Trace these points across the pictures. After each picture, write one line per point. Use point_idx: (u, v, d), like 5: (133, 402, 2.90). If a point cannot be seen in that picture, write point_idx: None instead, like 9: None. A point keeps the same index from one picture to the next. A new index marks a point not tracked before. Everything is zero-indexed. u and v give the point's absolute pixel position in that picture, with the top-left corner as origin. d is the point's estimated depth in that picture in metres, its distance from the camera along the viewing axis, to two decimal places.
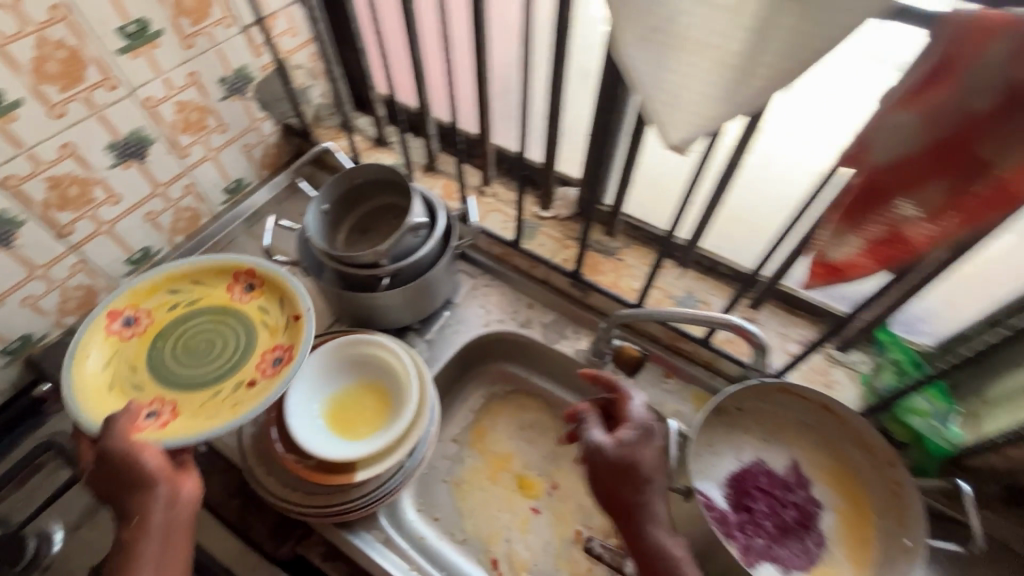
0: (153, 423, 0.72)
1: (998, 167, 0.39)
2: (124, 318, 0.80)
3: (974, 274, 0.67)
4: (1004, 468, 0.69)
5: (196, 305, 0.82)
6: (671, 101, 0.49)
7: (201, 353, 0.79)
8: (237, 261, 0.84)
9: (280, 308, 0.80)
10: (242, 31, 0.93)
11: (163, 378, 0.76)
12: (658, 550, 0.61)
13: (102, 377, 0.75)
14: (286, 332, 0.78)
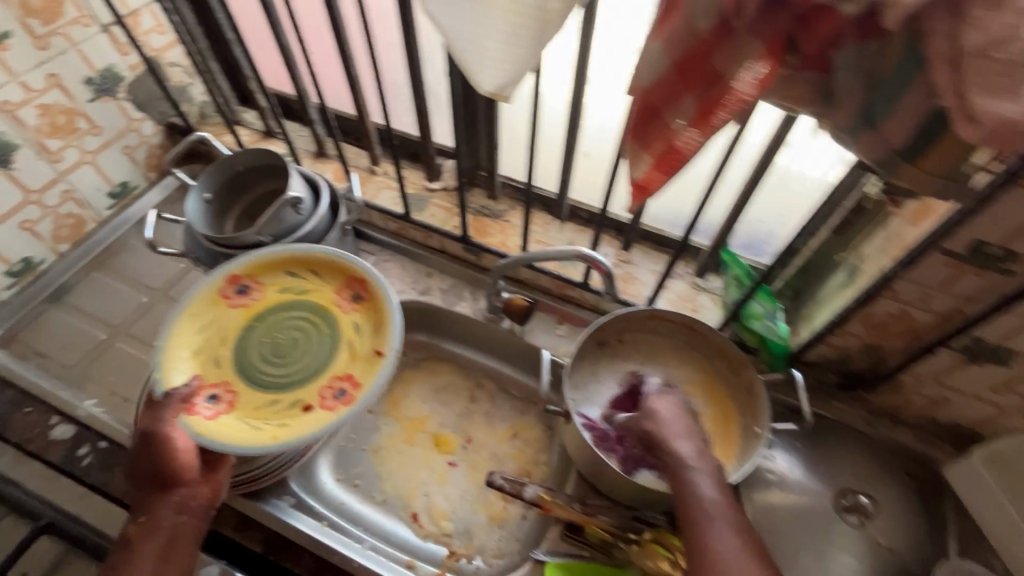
0: (209, 410, 0.76)
1: (731, 80, 0.47)
2: (238, 287, 0.84)
3: (783, 192, 0.80)
4: (834, 355, 0.81)
5: (305, 296, 0.85)
6: (477, 51, 0.55)
7: (284, 350, 0.82)
8: (347, 266, 0.85)
9: (374, 336, 0.82)
10: (102, 30, 0.92)
11: (237, 365, 0.81)
12: (686, 479, 0.63)
13: (190, 335, 0.81)
14: (362, 366, 0.80)
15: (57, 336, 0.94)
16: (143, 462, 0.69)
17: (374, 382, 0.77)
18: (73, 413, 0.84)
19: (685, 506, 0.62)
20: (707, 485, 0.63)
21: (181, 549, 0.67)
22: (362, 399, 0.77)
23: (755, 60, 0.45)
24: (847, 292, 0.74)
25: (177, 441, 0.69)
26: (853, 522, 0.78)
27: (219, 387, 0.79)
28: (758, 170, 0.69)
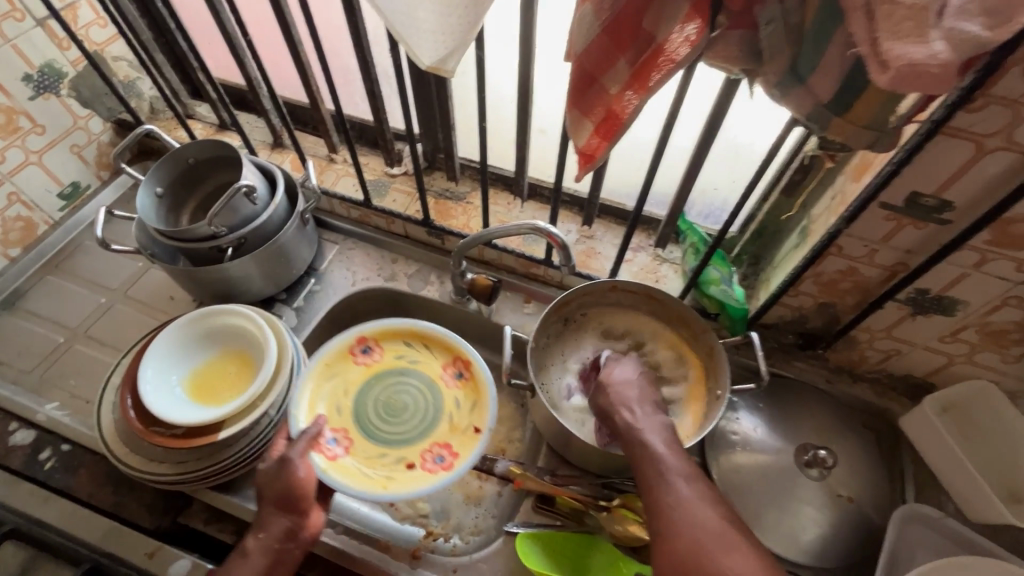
0: (332, 450, 0.80)
1: (661, 39, 0.47)
2: (364, 347, 0.89)
3: (736, 161, 0.81)
4: (790, 316, 0.83)
5: (416, 368, 0.88)
6: (413, 25, 0.54)
7: (393, 412, 0.85)
8: (461, 347, 0.88)
9: (471, 415, 0.84)
10: (38, 24, 0.89)
11: (344, 417, 0.84)
12: (641, 443, 0.62)
13: (325, 386, 0.85)
14: (462, 437, 0.83)
15: (12, 342, 0.92)
16: (274, 483, 0.67)
17: (469, 455, 0.80)
18: (33, 417, 0.82)
19: (646, 474, 0.60)
20: (668, 451, 0.61)
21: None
22: (462, 467, 0.79)
23: (682, 19, 0.46)
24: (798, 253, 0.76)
25: (301, 467, 0.68)
26: (814, 475, 0.80)
27: (402, 432, 0.84)
28: (707, 137, 0.70)
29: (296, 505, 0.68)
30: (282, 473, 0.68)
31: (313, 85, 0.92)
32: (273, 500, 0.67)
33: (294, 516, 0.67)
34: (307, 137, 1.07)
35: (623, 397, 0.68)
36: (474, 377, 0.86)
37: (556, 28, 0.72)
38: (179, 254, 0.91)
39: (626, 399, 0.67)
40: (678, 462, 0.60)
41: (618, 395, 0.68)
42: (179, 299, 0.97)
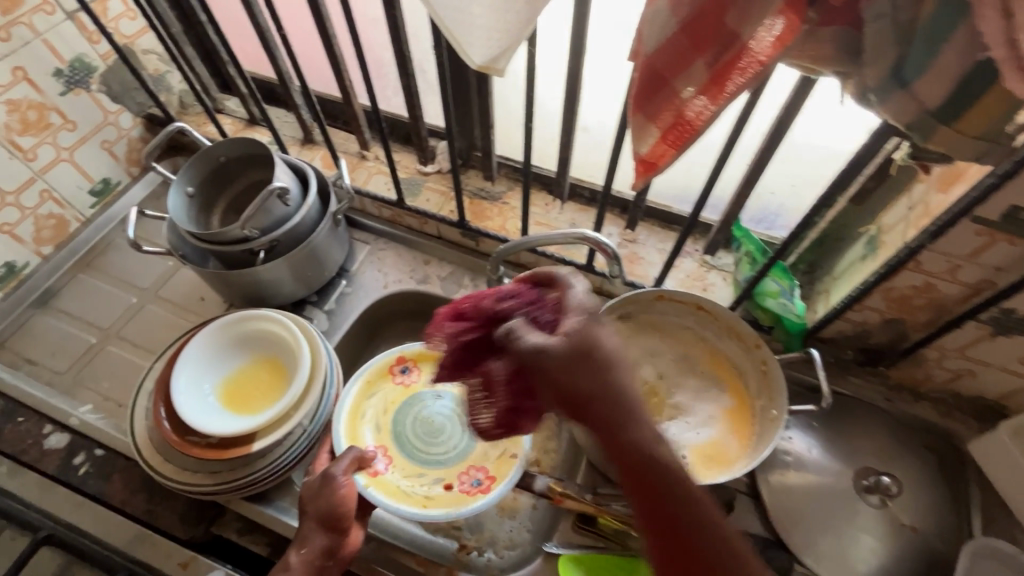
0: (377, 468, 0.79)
1: (745, 39, 0.42)
2: (403, 367, 0.86)
3: (799, 163, 0.75)
4: (851, 331, 0.77)
5: (453, 392, 0.86)
6: (465, 22, 0.50)
7: (433, 433, 0.83)
8: None
9: (509, 442, 0.80)
10: (68, 17, 0.87)
11: (384, 436, 0.82)
12: (654, 462, 0.40)
13: (364, 402, 0.83)
14: (497, 463, 0.79)
15: (46, 342, 0.91)
16: (316, 500, 0.67)
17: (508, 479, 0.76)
18: (67, 421, 0.81)
19: (663, 514, 0.40)
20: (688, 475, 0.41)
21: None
22: (501, 491, 0.75)
23: (771, 16, 0.41)
24: (867, 265, 0.70)
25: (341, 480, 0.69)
26: (875, 502, 0.75)
27: (443, 454, 0.81)
28: (773, 138, 0.64)
29: (338, 524, 0.67)
30: (325, 490, 0.68)
31: (346, 80, 0.89)
32: (317, 516, 0.67)
33: (335, 534, 0.66)
34: (338, 133, 1.04)
35: (623, 383, 0.41)
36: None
37: (609, 20, 0.67)
38: (209, 256, 0.89)
39: (628, 390, 0.41)
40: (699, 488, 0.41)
41: (615, 384, 0.40)
42: (209, 300, 0.95)
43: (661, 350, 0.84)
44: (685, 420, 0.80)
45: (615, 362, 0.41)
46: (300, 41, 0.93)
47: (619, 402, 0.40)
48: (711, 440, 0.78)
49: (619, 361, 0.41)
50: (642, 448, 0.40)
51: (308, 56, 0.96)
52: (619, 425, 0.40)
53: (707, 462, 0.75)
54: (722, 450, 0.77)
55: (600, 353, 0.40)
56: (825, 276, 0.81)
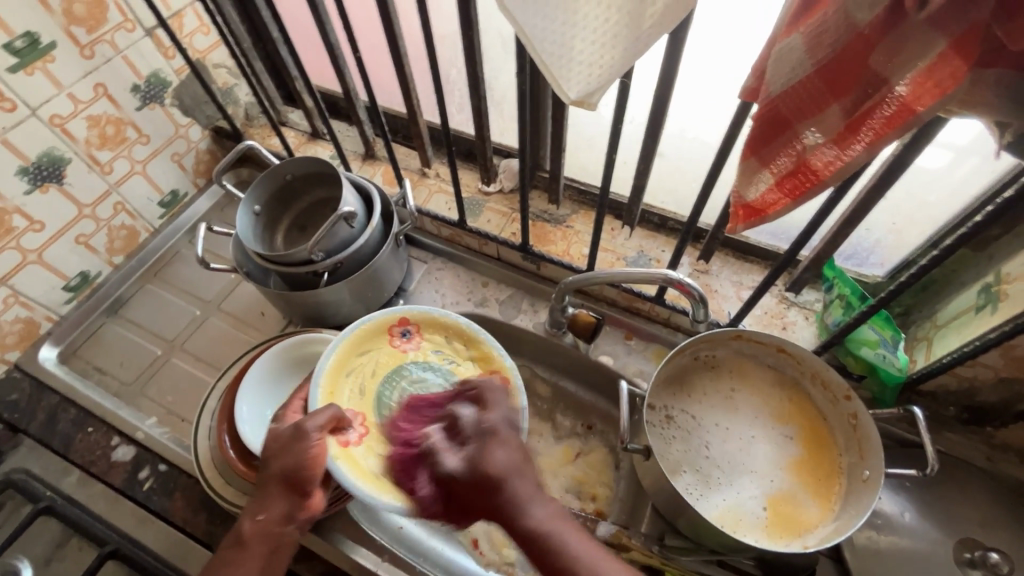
0: (352, 437, 0.71)
1: (893, 85, 0.38)
2: (404, 330, 0.81)
3: (903, 198, 0.70)
4: (956, 386, 0.70)
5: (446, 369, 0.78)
6: (564, 54, 0.46)
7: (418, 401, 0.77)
8: (498, 357, 0.78)
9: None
10: (147, 34, 0.88)
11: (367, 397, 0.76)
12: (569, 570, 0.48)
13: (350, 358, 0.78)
14: None
15: (114, 352, 0.93)
16: (285, 454, 0.60)
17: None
18: (134, 434, 0.82)
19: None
20: (579, 546, 0.49)
21: (283, 557, 0.58)
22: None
23: (928, 59, 0.35)
24: (982, 319, 0.63)
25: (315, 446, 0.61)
26: None
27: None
28: (887, 176, 0.58)
29: (301, 487, 0.60)
30: (294, 446, 0.61)
31: (415, 100, 0.87)
32: (278, 476, 0.59)
33: (295, 498, 0.59)
34: (400, 149, 1.02)
35: (518, 491, 0.51)
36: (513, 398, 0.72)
37: (708, 43, 0.63)
38: (271, 273, 0.89)
39: (523, 495, 0.50)
40: (595, 555, 0.49)
41: (509, 484, 0.50)
42: (270, 316, 0.95)
43: (758, 395, 0.78)
44: (760, 465, 0.73)
45: (509, 470, 0.51)
46: (368, 58, 0.92)
47: (513, 506, 0.50)
48: (794, 500, 0.71)
49: (515, 468, 0.52)
50: (535, 533, 0.49)
51: (375, 73, 0.94)
52: (520, 522, 0.50)
53: (779, 521, 0.69)
54: (807, 511, 0.70)
55: (494, 457, 0.51)
56: (925, 321, 0.74)
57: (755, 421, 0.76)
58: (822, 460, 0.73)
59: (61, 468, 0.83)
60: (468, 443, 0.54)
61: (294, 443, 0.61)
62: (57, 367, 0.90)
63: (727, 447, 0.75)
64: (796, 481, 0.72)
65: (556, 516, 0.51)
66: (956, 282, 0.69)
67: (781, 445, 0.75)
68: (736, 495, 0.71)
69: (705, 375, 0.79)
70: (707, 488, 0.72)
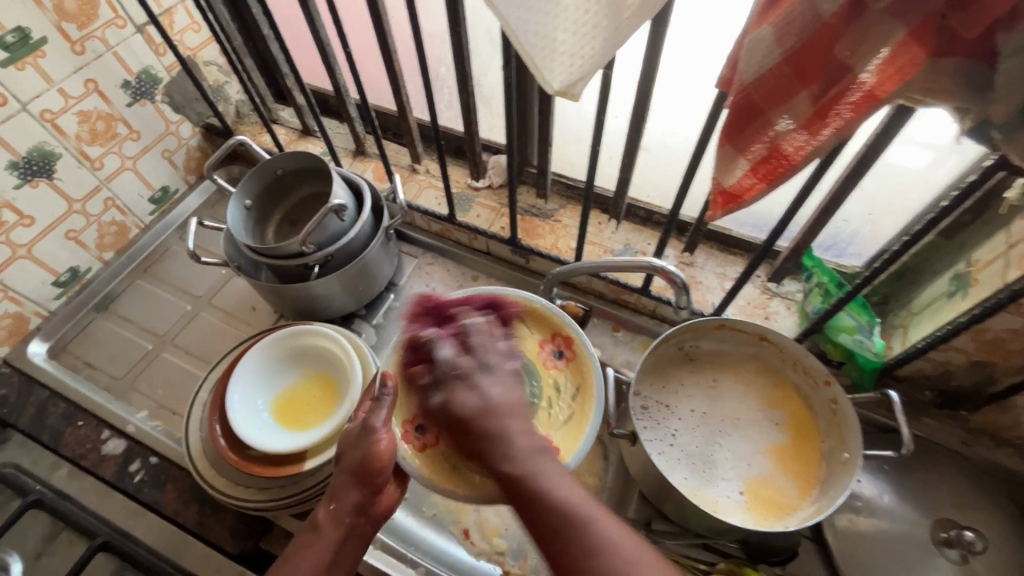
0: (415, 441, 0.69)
1: (857, 73, 0.40)
2: None
3: (876, 188, 0.72)
4: (931, 370, 0.72)
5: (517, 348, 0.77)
6: (546, 46, 0.48)
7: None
8: (565, 322, 0.77)
9: (575, 403, 0.74)
10: (137, 31, 0.88)
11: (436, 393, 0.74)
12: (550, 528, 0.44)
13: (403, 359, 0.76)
14: (565, 427, 0.72)
15: (104, 347, 0.93)
16: (353, 450, 0.58)
17: (578, 446, 0.70)
18: (124, 428, 0.83)
19: (537, 520, 0.45)
20: (555, 482, 0.46)
21: (351, 552, 0.55)
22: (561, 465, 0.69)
23: (888, 48, 0.38)
24: (953, 304, 0.65)
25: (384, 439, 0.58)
26: (953, 557, 0.69)
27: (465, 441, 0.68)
28: (860, 165, 0.60)
29: (373, 480, 0.57)
30: (363, 441, 0.58)
31: (404, 96, 0.88)
32: (351, 470, 0.57)
33: (370, 491, 0.57)
34: (390, 145, 1.04)
35: (486, 439, 0.49)
36: (578, 356, 0.75)
37: (688, 38, 0.65)
38: (261, 266, 0.89)
39: (501, 430, 0.49)
40: (574, 493, 0.46)
41: (483, 426, 0.49)
42: (261, 310, 0.96)
43: (745, 391, 0.80)
44: (741, 450, 0.75)
45: (473, 413, 0.49)
46: (358, 54, 0.93)
47: (491, 443, 0.49)
48: (763, 493, 0.72)
49: (481, 409, 0.49)
50: (523, 477, 0.47)
51: (364, 69, 0.95)
52: (498, 465, 0.48)
53: (759, 507, 0.71)
54: (777, 502, 0.71)
55: (460, 402, 0.50)
56: (901, 308, 0.76)
57: (738, 417, 0.78)
58: (795, 458, 0.74)
59: (52, 462, 0.83)
60: (444, 385, 0.52)
61: (364, 436, 0.58)
62: (46, 362, 0.90)
63: (704, 437, 0.76)
64: (769, 477, 0.73)
65: (535, 453, 0.49)
66: (929, 270, 0.71)
67: (759, 445, 0.76)
68: (704, 479, 0.73)
69: (700, 365, 0.81)
70: (688, 472, 0.74)
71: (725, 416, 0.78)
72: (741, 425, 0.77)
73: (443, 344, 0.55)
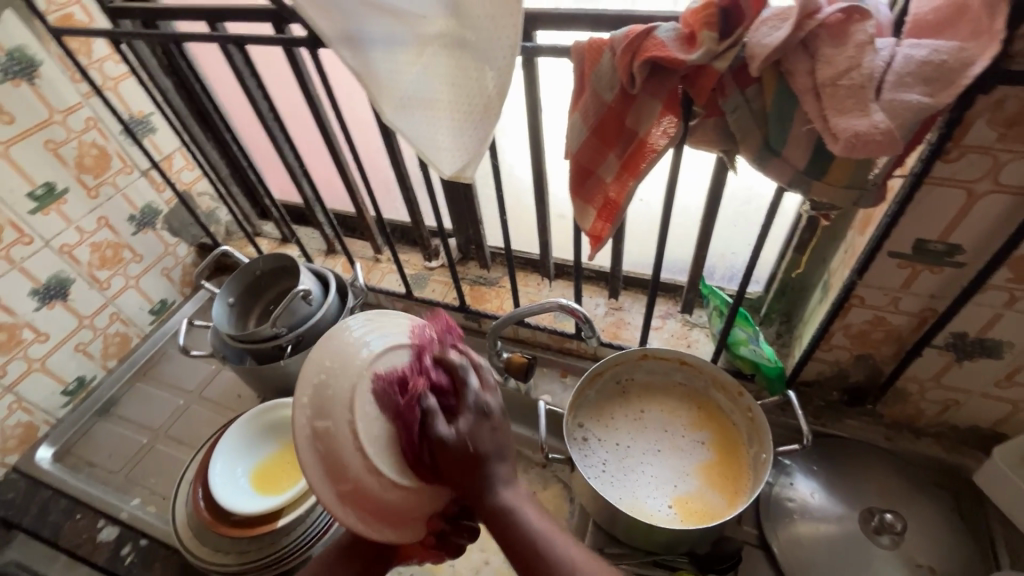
0: None
1: (642, 135, 0.55)
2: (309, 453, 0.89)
3: (745, 223, 0.87)
4: (830, 371, 0.81)
5: None
6: (435, 147, 0.65)
7: None
8: None
9: None
10: (142, 174, 1.09)
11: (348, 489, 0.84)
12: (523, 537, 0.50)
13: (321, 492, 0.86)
14: None
15: (104, 446, 1.03)
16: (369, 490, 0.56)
17: None
18: (119, 515, 0.91)
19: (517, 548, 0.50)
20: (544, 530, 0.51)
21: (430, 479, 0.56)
22: None
23: (656, 116, 0.53)
24: (823, 306, 0.76)
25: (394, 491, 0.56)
26: (886, 543, 0.74)
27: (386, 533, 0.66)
28: (709, 205, 0.75)
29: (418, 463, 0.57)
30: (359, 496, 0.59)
31: (360, 198, 1.06)
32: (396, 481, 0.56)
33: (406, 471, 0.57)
34: (355, 242, 1.21)
35: (486, 447, 0.50)
36: None
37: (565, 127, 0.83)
38: (245, 354, 1.01)
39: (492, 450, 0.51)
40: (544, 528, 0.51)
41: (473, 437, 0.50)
42: (246, 397, 1.07)
43: (675, 415, 0.88)
44: (672, 467, 0.82)
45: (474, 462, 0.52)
46: (323, 171, 1.13)
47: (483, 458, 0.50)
48: (695, 505, 0.78)
49: (472, 426, 0.50)
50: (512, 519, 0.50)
51: (328, 183, 1.15)
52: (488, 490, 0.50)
53: (691, 519, 0.77)
54: (706, 509, 0.78)
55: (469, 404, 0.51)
56: (798, 321, 0.87)
57: (671, 438, 0.85)
58: (721, 468, 0.82)
59: (50, 555, 0.90)
60: (463, 415, 0.51)
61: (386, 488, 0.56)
62: (51, 465, 0.99)
63: (639, 459, 0.84)
64: (702, 486, 0.80)
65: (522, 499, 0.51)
66: (808, 284, 0.83)
67: (690, 462, 0.83)
68: (641, 497, 0.80)
69: (632, 395, 0.90)
70: (626, 493, 0.80)
71: (656, 439, 0.86)
72: (674, 447, 0.85)
73: (467, 369, 0.53)
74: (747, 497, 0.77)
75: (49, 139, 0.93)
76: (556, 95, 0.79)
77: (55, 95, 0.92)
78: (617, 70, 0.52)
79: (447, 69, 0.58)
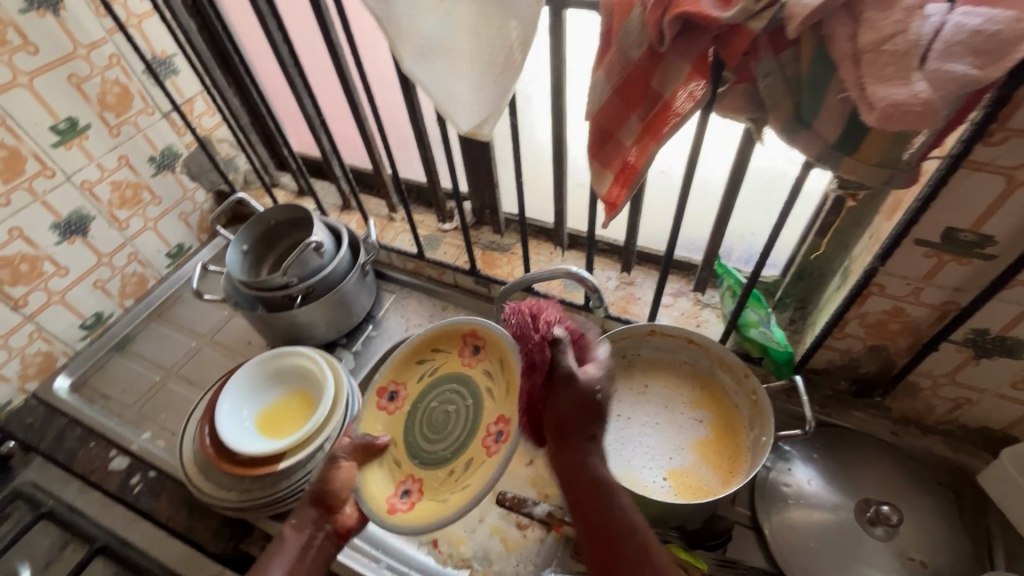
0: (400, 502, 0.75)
1: (666, 97, 0.53)
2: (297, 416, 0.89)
3: (768, 204, 0.84)
4: (841, 360, 0.80)
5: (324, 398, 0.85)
6: (454, 101, 0.63)
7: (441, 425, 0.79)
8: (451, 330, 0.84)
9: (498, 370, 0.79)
10: (163, 117, 1.09)
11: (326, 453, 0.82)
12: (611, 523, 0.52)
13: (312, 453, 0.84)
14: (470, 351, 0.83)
15: (118, 380, 1.06)
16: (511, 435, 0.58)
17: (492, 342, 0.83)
18: (130, 446, 0.94)
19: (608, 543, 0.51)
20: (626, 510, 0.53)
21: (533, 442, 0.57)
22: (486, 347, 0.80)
23: (684, 77, 0.51)
24: (840, 293, 0.74)
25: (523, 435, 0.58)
26: (880, 535, 0.74)
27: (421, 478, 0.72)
28: (731, 181, 0.73)
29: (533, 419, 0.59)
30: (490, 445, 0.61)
31: (377, 154, 1.05)
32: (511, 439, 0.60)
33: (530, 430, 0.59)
34: (371, 200, 1.21)
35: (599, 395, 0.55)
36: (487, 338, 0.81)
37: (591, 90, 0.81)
38: (257, 302, 1.02)
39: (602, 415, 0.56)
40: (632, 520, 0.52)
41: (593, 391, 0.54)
42: (255, 343, 1.09)
43: (677, 393, 0.88)
44: (669, 442, 0.83)
45: (568, 412, 0.55)
46: (341, 124, 1.11)
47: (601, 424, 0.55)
48: (689, 481, 0.79)
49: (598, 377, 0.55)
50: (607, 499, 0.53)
51: (346, 137, 1.13)
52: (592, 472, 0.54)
53: (684, 494, 0.77)
54: (700, 485, 0.78)
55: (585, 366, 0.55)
56: (813, 308, 0.85)
57: (671, 414, 0.85)
58: (719, 448, 0.81)
59: (64, 479, 0.94)
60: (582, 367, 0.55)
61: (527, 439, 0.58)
62: (68, 395, 1.03)
63: (637, 432, 0.84)
64: (697, 463, 0.80)
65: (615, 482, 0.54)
66: (827, 270, 0.80)
67: (685, 440, 0.83)
68: (634, 469, 0.80)
69: (637, 370, 0.90)
70: (620, 464, 0.81)
71: (656, 414, 0.86)
72: (673, 423, 0.85)
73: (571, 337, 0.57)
74: (741, 477, 0.77)
75: (72, 73, 0.93)
76: (583, 56, 0.77)
77: (80, 29, 0.92)
78: (646, 27, 0.49)
79: (470, 17, 0.56)
